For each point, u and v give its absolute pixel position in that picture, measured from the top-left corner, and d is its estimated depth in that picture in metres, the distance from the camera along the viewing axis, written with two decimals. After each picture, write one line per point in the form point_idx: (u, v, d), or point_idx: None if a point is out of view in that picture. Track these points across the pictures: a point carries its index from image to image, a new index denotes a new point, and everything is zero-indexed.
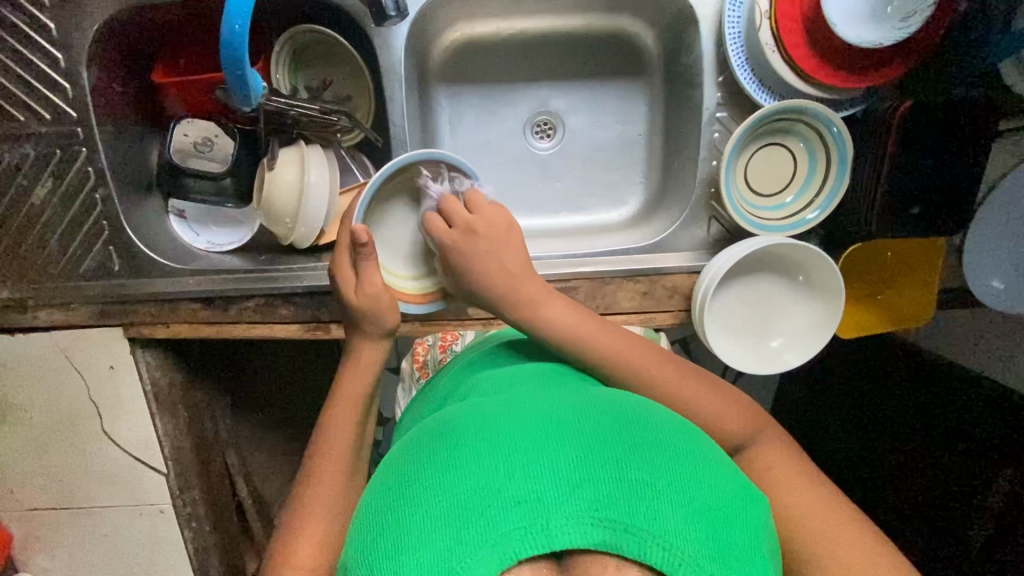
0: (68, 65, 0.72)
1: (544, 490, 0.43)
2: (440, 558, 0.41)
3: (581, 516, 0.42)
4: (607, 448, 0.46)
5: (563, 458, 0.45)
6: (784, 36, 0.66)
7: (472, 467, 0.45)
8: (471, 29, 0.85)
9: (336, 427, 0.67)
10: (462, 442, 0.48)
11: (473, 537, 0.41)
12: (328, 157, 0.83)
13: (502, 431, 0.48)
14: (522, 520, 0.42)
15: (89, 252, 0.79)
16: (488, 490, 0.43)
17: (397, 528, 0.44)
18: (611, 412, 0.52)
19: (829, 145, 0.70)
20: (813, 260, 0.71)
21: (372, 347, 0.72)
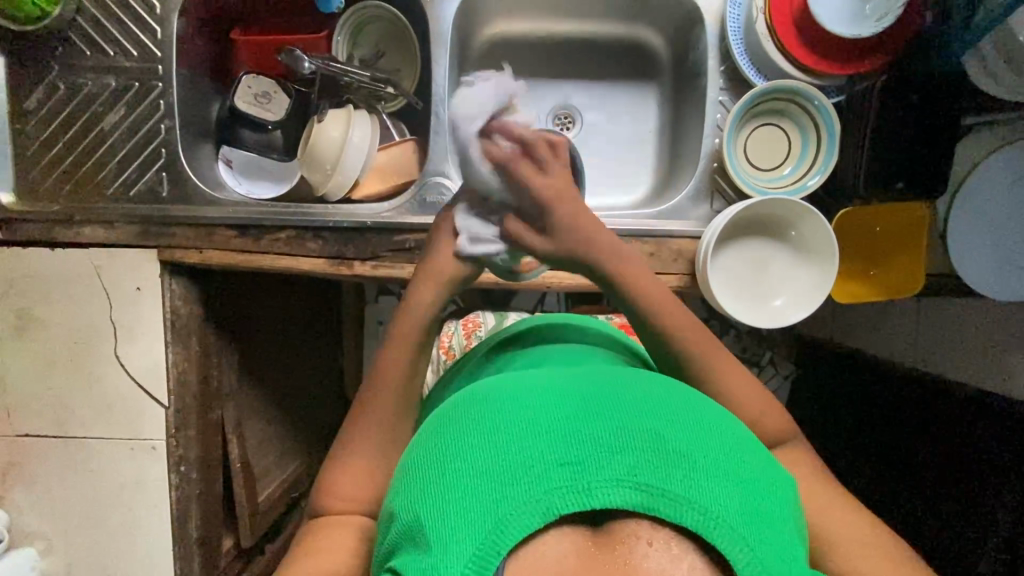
0: (162, 12, 0.84)
1: (586, 453, 0.44)
2: (482, 510, 0.42)
3: (622, 480, 0.43)
4: (647, 418, 0.47)
5: (604, 427, 0.46)
6: (777, 27, 0.77)
7: (515, 431, 0.46)
8: (509, 27, 0.97)
9: (390, 353, 0.66)
10: (504, 407, 0.49)
11: (517, 491, 0.43)
12: (372, 119, 0.91)
13: (545, 400, 0.49)
14: (564, 480, 0.43)
15: (143, 176, 0.86)
16: (531, 451, 0.45)
17: (439, 480, 0.46)
18: (652, 389, 0.52)
19: (819, 123, 0.79)
20: (810, 219, 0.76)
21: (424, 300, 0.67)
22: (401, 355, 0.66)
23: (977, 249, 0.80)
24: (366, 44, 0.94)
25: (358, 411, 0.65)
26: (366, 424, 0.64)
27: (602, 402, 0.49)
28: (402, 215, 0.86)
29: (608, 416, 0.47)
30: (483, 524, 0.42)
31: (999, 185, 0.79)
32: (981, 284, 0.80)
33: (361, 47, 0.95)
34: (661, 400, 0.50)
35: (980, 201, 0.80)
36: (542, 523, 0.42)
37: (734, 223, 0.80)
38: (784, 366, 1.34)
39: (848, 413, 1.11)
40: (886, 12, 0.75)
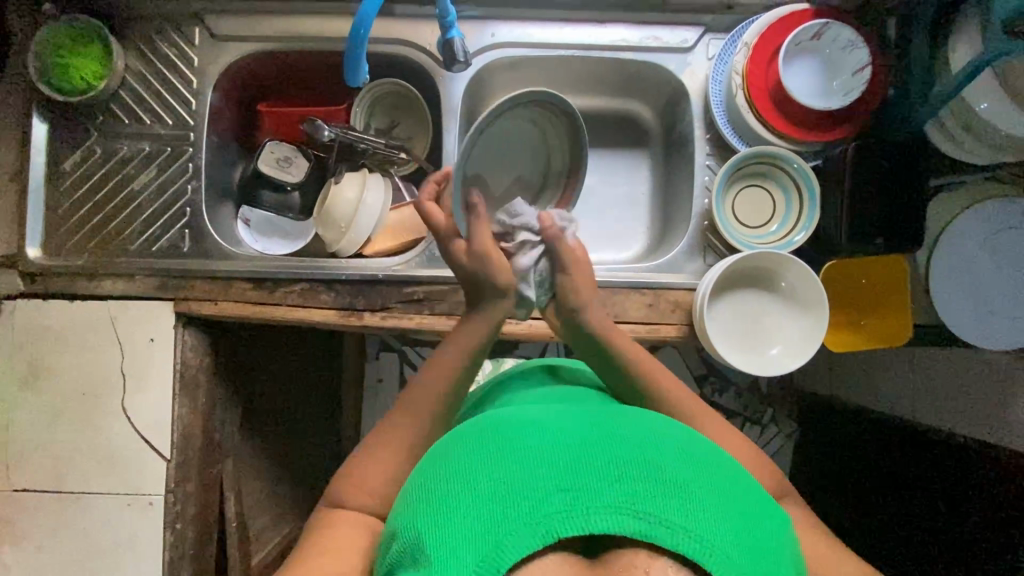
0: (198, 87, 0.92)
1: (585, 480, 0.45)
2: (484, 529, 0.44)
3: (620, 507, 0.44)
4: (644, 450, 0.49)
5: (605, 456, 0.47)
6: (755, 101, 0.85)
7: (519, 459, 0.48)
8: (512, 100, 1.05)
9: (432, 377, 0.70)
10: (509, 436, 0.51)
11: (518, 514, 0.44)
12: (386, 183, 0.98)
13: (548, 431, 0.51)
14: (564, 504, 0.44)
15: (166, 233, 0.91)
16: (533, 477, 0.46)
17: (444, 501, 0.47)
18: (649, 424, 0.54)
19: (801, 186, 0.86)
20: (800, 275, 0.81)
21: (468, 333, 0.71)
22: (443, 382, 0.70)
23: (957, 301, 0.85)
24: (381, 116, 1.03)
25: (392, 420, 0.68)
26: (391, 433, 0.67)
27: (602, 433, 0.51)
28: (411, 268, 0.90)
29: (606, 446, 0.49)
30: (483, 545, 0.43)
31: (971, 240, 0.85)
32: (964, 333, 0.84)
33: (377, 117, 1.03)
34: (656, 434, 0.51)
35: (956, 255, 0.85)
36: (540, 546, 0.43)
37: (735, 268, 0.84)
38: (784, 424, 1.39)
39: (861, 471, 1.11)
40: (852, 88, 0.85)
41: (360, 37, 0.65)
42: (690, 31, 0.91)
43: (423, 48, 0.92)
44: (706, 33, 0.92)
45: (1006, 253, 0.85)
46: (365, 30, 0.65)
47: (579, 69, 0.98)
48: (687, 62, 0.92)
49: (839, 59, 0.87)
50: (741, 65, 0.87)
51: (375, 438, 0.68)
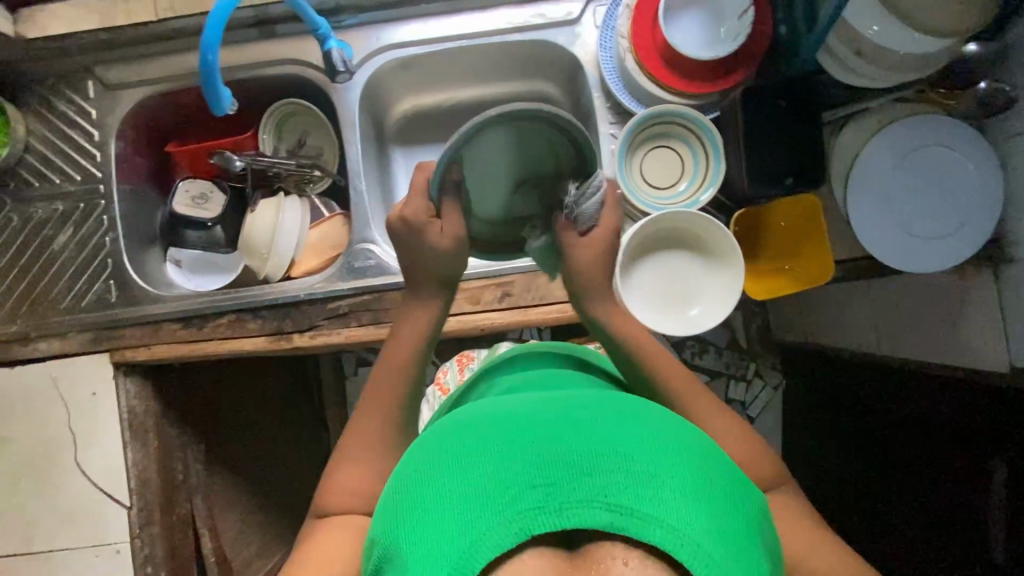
0: (101, 139, 0.93)
1: (559, 474, 0.43)
2: (458, 527, 0.42)
3: (596, 500, 0.42)
4: (621, 440, 0.47)
5: (579, 448, 0.46)
6: (643, 61, 0.84)
7: (494, 454, 0.46)
8: (419, 101, 1.05)
9: (395, 344, 0.73)
10: (483, 430, 0.50)
11: (492, 511, 0.42)
12: (303, 203, 0.98)
13: (525, 424, 0.49)
14: (537, 499, 0.42)
15: (92, 286, 0.92)
16: (505, 472, 0.44)
17: (418, 501, 0.45)
18: (628, 412, 0.52)
19: (704, 141, 0.85)
20: (713, 232, 0.80)
21: (421, 310, 0.75)
22: (409, 346, 0.73)
23: (880, 229, 0.84)
24: (289, 138, 1.03)
25: (364, 406, 0.72)
26: (361, 424, 0.70)
27: (578, 423, 0.49)
28: (331, 284, 0.90)
29: (584, 436, 0.47)
30: (456, 545, 0.41)
31: (885, 167, 0.84)
32: (895, 259, 0.83)
33: (286, 138, 1.03)
34: (636, 424, 0.49)
35: (872, 184, 0.84)
36: (515, 542, 0.41)
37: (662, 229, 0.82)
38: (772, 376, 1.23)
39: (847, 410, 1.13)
40: (739, 33, 0.83)
41: (210, 64, 0.65)
42: (573, 3, 0.90)
43: (310, 64, 0.92)
44: (591, 0, 0.90)
45: (923, 173, 0.84)
46: (213, 57, 0.65)
47: (475, 58, 0.97)
48: (576, 34, 0.91)
49: (723, 6, 0.85)
50: (625, 28, 0.86)
51: (359, 416, 0.71)
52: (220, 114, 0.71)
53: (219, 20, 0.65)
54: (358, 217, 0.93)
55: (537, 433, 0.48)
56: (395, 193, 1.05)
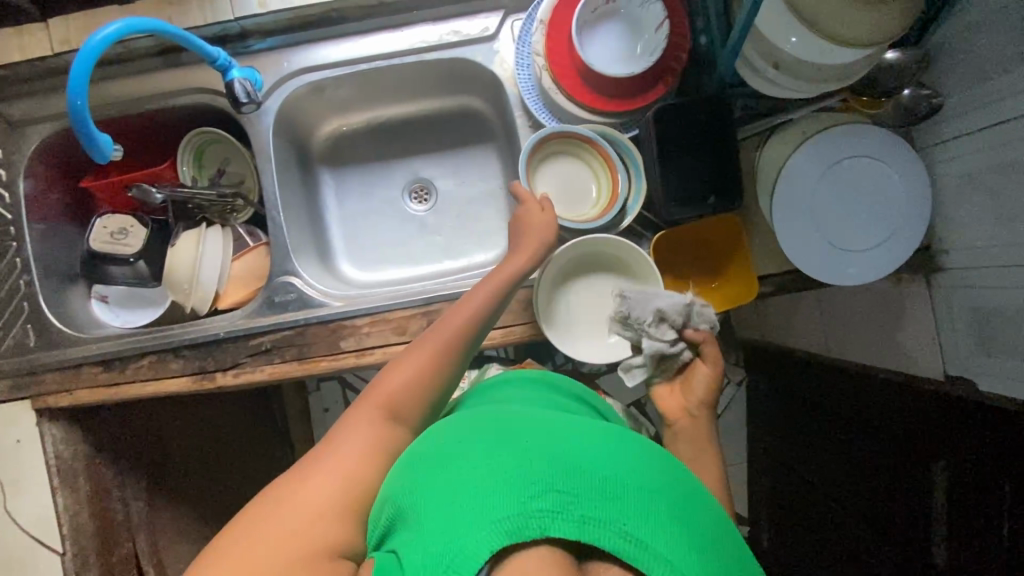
0: (8, 178, 0.90)
1: (584, 489, 0.46)
2: (481, 512, 0.45)
3: (613, 525, 0.45)
4: (641, 479, 0.50)
5: (606, 473, 0.49)
6: (560, 80, 0.82)
7: (525, 458, 0.50)
8: (343, 122, 1.03)
9: (474, 296, 0.70)
10: (522, 438, 0.54)
11: (516, 505, 0.45)
12: (226, 233, 0.96)
13: (558, 443, 0.53)
14: (557, 506, 0.45)
15: (9, 331, 0.90)
16: (536, 474, 0.48)
17: (452, 485, 0.49)
18: (650, 455, 0.55)
19: (624, 161, 0.82)
20: (632, 257, 0.80)
21: (515, 265, 0.73)
22: (484, 304, 0.70)
23: (806, 244, 0.81)
24: (211, 165, 1.00)
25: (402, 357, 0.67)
26: (414, 358, 0.66)
27: (603, 453, 0.52)
28: (254, 319, 0.88)
29: (610, 467, 0.50)
30: (477, 527, 0.45)
31: (806, 180, 0.81)
32: (825, 275, 0.81)
33: (209, 168, 1.00)
34: (657, 471, 0.52)
35: (796, 197, 0.81)
36: (531, 537, 0.44)
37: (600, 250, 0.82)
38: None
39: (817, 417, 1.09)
40: (654, 47, 0.80)
41: (80, 109, 0.68)
42: (488, 18, 0.87)
43: (220, 92, 0.89)
44: (508, 14, 0.87)
45: (846, 184, 0.81)
46: (81, 102, 0.67)
47: (396, 77, 0.94)
48: (494, 51, 0.88)
49: (639, 18, 0.82)
50: (541, 45, 0.83)
51: (387, 372, 0.66)
52: (104, 162, 0.73)
53: (88, 67, 0.68)
54: (280, 247, 0.91)
55: (566, 450, 0.51)
56: (325, 217, 1.04)
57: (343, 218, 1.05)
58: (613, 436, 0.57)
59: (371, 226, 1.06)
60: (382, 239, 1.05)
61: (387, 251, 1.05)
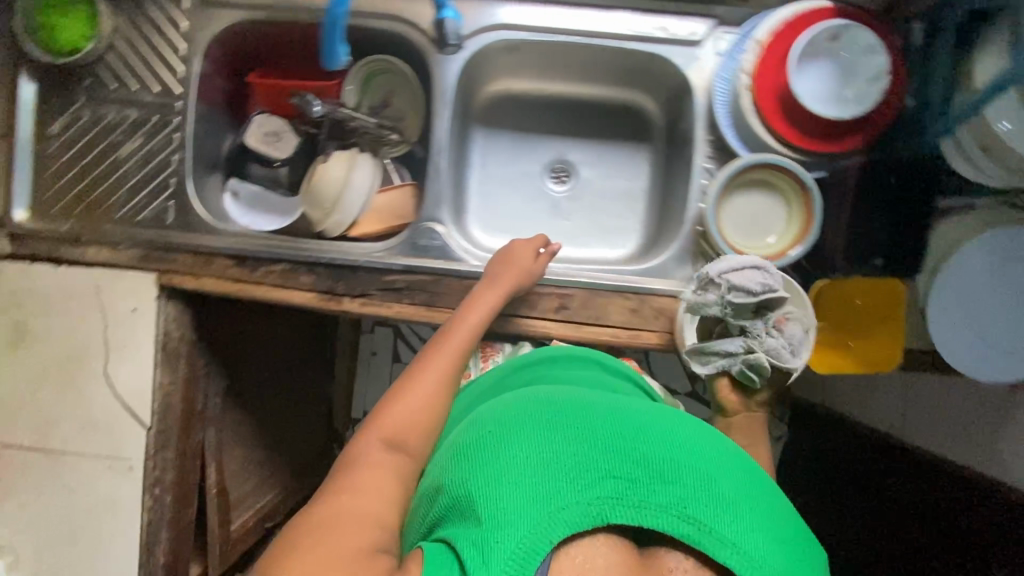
0: (187, 54, 0.90)
1: (636, 475, 0.54)
2: (540, 501, 0.52)
3: (667, 508, 0.52)
4: (689, 461, 0.56)
5: (653, 458, 0.56)
6: (760, 105, 0.81)
7: (569, 449, 0.56)
8: (509, 85, 1.01)
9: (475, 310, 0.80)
10: (566, 422, 0.59)
11: (572, 495, 0.52)
12: (376, 164, 0.95)
13: (601, 429, 0.58)
14: (611, 494, 0.53)
15: (151, 203, 0.90)
16: (587, 463, 0.54)
17: (504, 470, 0.55)
18: (693, 431, 0.61)
19: (805, 198, 0.81)
20: (788, 295, 0.79)
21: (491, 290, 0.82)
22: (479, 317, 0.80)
23: (952, 325, 0.76)
24: (375, 94, 0.99)
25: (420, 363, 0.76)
26: (432, 369, 0.75)
27: (646, 436, 0.58)
28: (393, 255, 0.88)
29: (653, 453, 0.56)
30: (539, 515, 0.51)
31: (977, 275, 0.75)
32: (959, 361, 0.76)
33: (371, 95, 0.99)
34: (702, 452, 0.58)
35: (966, 276, 0.76)
36: (591, 525, 0.51)
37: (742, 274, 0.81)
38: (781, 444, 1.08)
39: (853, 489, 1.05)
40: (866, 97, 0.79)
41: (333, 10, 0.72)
42: (701, 23, 0.86)
43: (416, 26, 0.88)
44: (718, 25, 0.86)
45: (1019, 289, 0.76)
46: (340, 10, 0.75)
47: (582, 57, 0.93)
48: (696, 57, 0.86)
49: (858, 65, 0.81)
50: (750, 64, 0.82)
51: (397, 392, 0.73)
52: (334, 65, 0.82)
53: None
54: (434, 194, 0.91)
55: (609, 437, 0.57)
56: (466, 172, 1.03)
57: (482, 178, 1.04)
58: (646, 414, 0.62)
59: (505, 193, 1.05)
60: (510, 208, 1.04)
61: (516, 221, 1.04)
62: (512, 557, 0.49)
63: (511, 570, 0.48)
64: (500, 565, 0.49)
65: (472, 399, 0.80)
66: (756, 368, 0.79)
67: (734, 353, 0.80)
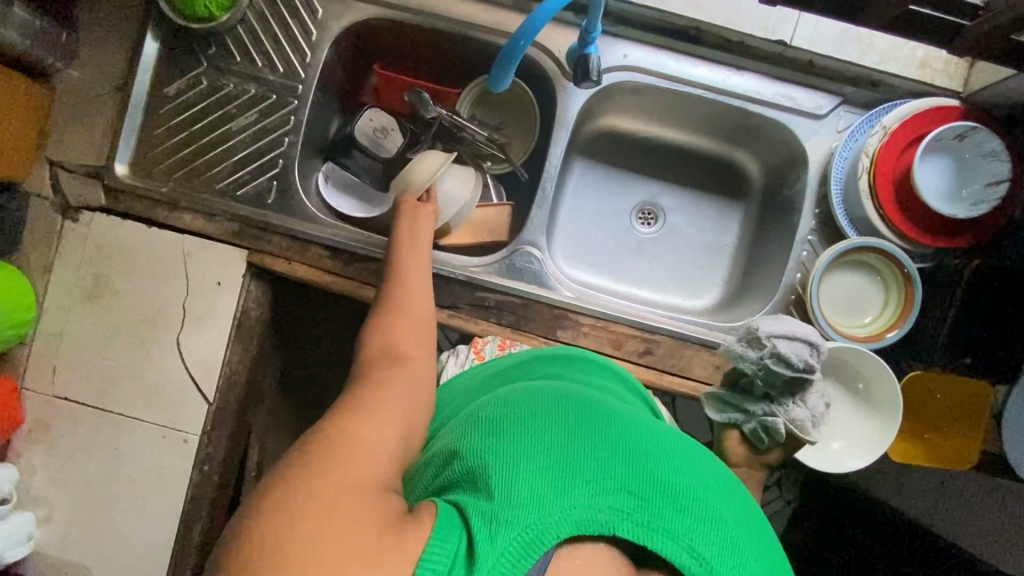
0: (317, 40, 0.90)
1: (653, 496, 0.46)
2: (549, 491, 0.44)
3: (678, 536, 0.44)
4: (705, 494, 0.49)
5: (670, 480, 0.48)
6: (878, 188, 0.82)
7: (588, 447, 0.48)
8: (616, 121, 1.01)
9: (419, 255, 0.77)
10: (583, 420, 0.52)
11: (583, 494, 0.44)
12: (476, 178, 0.94)
13: (619, 435, 0.51)
14: (625, 506, 0.45)
15: (254, 180, 0.90)
16: (602, 466, 0.47)
17: (515, 444, 0.47)
18: (709, 463, 0.54)
19: (905, 285, 0.82)
20: (877, 377, 0.79)
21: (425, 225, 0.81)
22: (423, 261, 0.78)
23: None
24: (487, 110, 0.99)
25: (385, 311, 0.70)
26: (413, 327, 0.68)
27: (669, 456, 0.51)
28: (489, 273, 0.88)
29: (673, 473, 0.49)
30: (542, 504, 0.43)
31: None
32: None
33: (485, 108, 0.99)
34: (719, 488, 0.51)
35: None
36: (594, 530, 0.43)
37: (831, 355, 0.80)
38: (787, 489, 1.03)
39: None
40: (983, 199, 0.81)
41: (518, 48, 0.68)
42: (826, 99, 0.87)
43: (551, 54, 0.88)
44: (842, 104, 0.87)
45: None
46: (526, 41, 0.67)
47: (701, 109, 0.93)
48: (816, 130, 0.88)
49: (975, 166, 0.82)
50: (873, 147, 0.83)
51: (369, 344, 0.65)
52: (494, 90, 0.75)
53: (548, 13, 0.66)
54: (535, 219, 0.91)
55: (627, 445, 0.50)
56: (559, 200, 1.03)
57: (572, 207, 1.04)
58: (666, 434, 0.55)
59: (592, 227, 1.04)
60: (594, 242, 1.03)
61: (600, 256, 1.03)
62: (512, 543, 0.41)
63: (508, 559, 0.41)
64: (500, 550, 0.41)
65: (474, 378, 0.71)
66: (771, 431, 0.71)
67: (752, 411, 0.73)
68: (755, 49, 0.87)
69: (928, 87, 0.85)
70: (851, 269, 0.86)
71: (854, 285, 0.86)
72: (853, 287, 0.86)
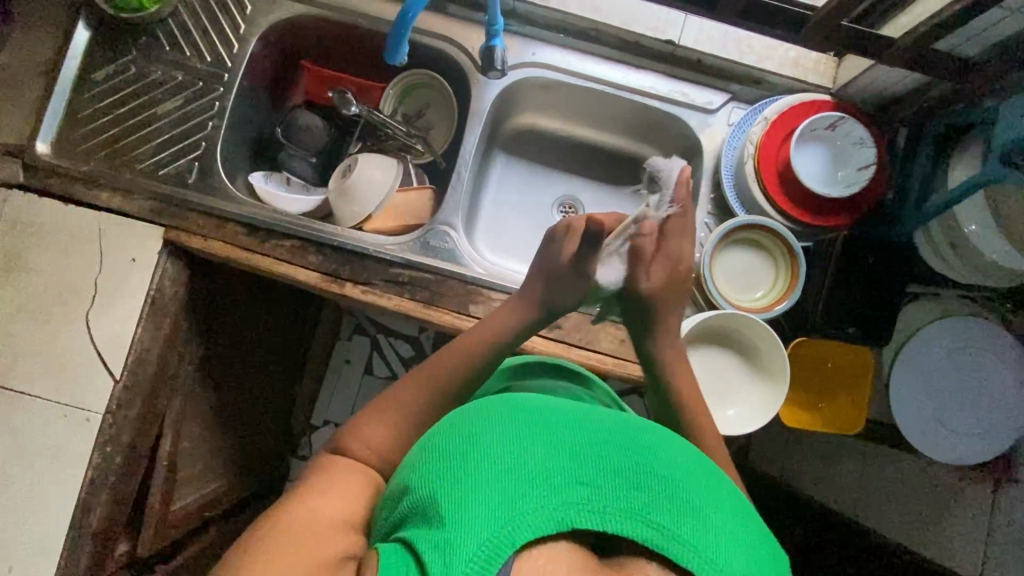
0: (244, 33, 0.95)
1: (605, 480, 0.46)
2: (501, 499, 0.43)
3: (634, 512, 0.44)
4: (660, 462, 0.48)
5: (622, 462, 0.48)
6: (762, 172, 0.89)
7: (535, 443, 0.47)
8: (536, 119, 1.07)
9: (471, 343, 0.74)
10: (531, 413, 0.51)
11: (536, 495, 0.44)
12: (394, 163, 0.98)
13: (567, 422, 0.50)
14: (580, 496, 0.45)
15: (176, 162, 0.93)
16: (551, 465, 0.46)
17: (464, 464, 0.47)
18: (668, 435, 0.54)
19: (792, 260, 0.88)
20: (765, 343, 0.83)
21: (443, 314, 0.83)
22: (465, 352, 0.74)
23: (911, 401, 0.86)
24: (411, 104, 1.05)
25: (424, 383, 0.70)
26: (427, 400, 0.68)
27: (618, 434, 0.50)
28: (404, 250, 0.92)
29: (623, 449, 0.48)
30: (497, 516, 0.43)
31: (929, 353, 0.87)
32: (915, 436, 0.85)
33: (408, 104, 1.06)
34: (676, 453, 0.51)
35: (919, 360, 0.87)
36: (554, 529, 0.43)
37: (727, 323, 0.84)
38: None
39: None
40: (855, 181, 0.89)
41: (406, 21, 0.70)
42: (716, 95, 0.95)
43: (463, 48, 0.95)
44: (731, 100, 0.96)
45: (966, 372, 0.87)
46: (412, 15, 0.70)
47: (607, 107, 1.01)
48: (709, 122, 0.96)
49: (847, 152, 0.91)
50: (757, 135, 0.90)
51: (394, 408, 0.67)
52: (388, 62, 0.76)
53: None
54: (452, 200, 0.96)
55: (575, 432, 0.49)
56: (483, 191, 1.08)
57: (496, 199, 1.09)
58: (619, 414, 0.55)
59: (514, 218, 1.09)
60: (516, 232, 1.08)
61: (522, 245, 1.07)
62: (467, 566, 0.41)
63: None
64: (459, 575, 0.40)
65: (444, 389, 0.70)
66: None
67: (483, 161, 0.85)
68: (649, 49, 0.96)
69: (803, 83, 0.94)
70: (743, 248, 0.92)
71: (745, 262, 0.91)
72: (747, 265, 0.91)
